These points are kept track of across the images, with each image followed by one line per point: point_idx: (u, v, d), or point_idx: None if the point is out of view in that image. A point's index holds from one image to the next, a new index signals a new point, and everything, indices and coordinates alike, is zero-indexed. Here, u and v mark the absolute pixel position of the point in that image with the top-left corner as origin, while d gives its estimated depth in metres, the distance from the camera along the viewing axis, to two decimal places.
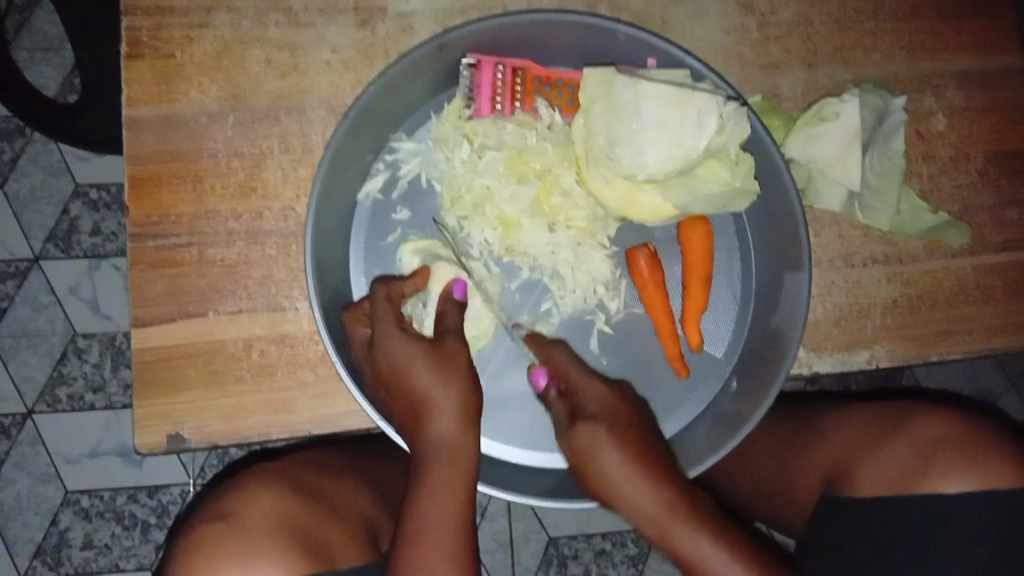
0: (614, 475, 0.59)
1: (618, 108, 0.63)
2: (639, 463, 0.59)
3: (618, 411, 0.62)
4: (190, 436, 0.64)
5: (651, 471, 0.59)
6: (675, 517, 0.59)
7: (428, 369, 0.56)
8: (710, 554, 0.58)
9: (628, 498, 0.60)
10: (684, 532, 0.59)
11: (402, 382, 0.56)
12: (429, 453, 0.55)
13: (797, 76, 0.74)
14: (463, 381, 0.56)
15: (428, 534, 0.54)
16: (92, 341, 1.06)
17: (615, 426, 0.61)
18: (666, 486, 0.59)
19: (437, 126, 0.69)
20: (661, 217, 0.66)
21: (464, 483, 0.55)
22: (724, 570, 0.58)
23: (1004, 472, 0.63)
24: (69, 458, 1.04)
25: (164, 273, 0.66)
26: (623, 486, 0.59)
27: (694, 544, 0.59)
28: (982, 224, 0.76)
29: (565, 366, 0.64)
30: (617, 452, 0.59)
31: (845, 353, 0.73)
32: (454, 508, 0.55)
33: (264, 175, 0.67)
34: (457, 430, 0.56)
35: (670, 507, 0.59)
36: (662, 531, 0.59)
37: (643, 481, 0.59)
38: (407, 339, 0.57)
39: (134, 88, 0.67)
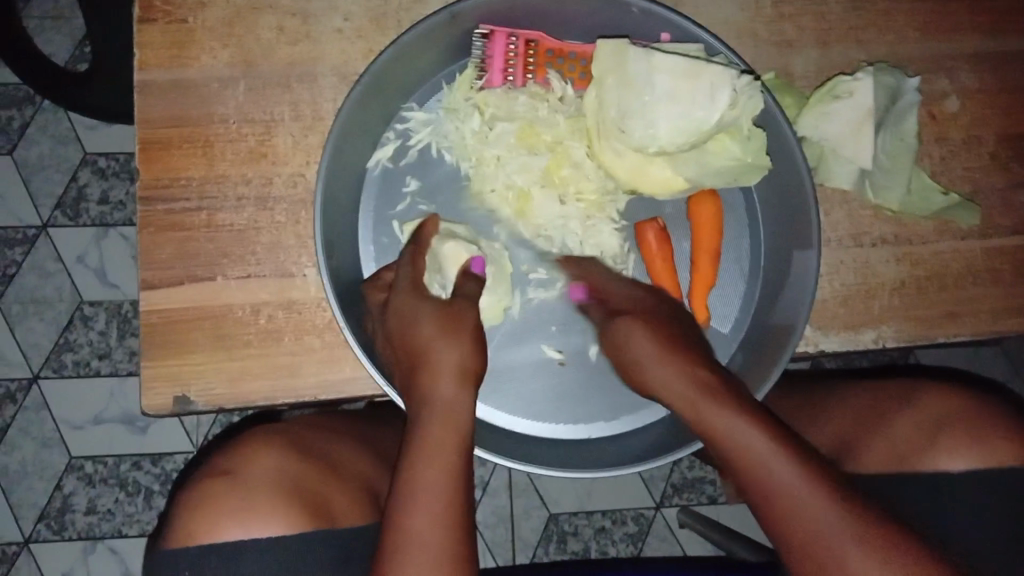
0: (638, 358, 0.61)
1: (631, 80, 0.63)
2: (666, 346, 0.59)
3: (647, 305, 0.64)
4: (197, 398, 0.64)
5: (675, 349, 0.59)
6: (703, 404, 0.56)
7: (430, 325, 0.56)
8: (743, 437, 0.53)
9: (663, 382, 0.59)
10: (706, 405, 0.56)
11: (406, 344, 0.57)
12: (426, 411, 0.55)
13: (811, 54, 0.73)
14: (464, 340, 0.56)
15: (415, 493, 0.52)
16: (98, 309, 1.06)
17: (639, 314, 0.63)
18: (690, 367, 0.58)
19: (448, 96, 0.69)
20: (671, 191, 0.66)
21: (457, 442, 0.54)
22: (740, 430, 0.54)
23: (1010, 446, 0.63)
24: (74, 424, 1.05)
25: (173, 236, 0.66)
26: (654, 371, 0.59)
27: (720, 418, 0.55)
28: (992, 207, 0.76)
29: (604, 284, 0.67)
30: (644, 333, 0.61)
31: (850, 331, 0.73)
32: (446, 470, 0.53)
33: (274, 141, 0.67)
34: (453, 387, 0.55)
35: (698, 385, 0.57)
36: (691, 405, 0.57)
37: (665, 359, 0.59)
38: (415, 302, 0.58)
39: (145, 52, 0.67)
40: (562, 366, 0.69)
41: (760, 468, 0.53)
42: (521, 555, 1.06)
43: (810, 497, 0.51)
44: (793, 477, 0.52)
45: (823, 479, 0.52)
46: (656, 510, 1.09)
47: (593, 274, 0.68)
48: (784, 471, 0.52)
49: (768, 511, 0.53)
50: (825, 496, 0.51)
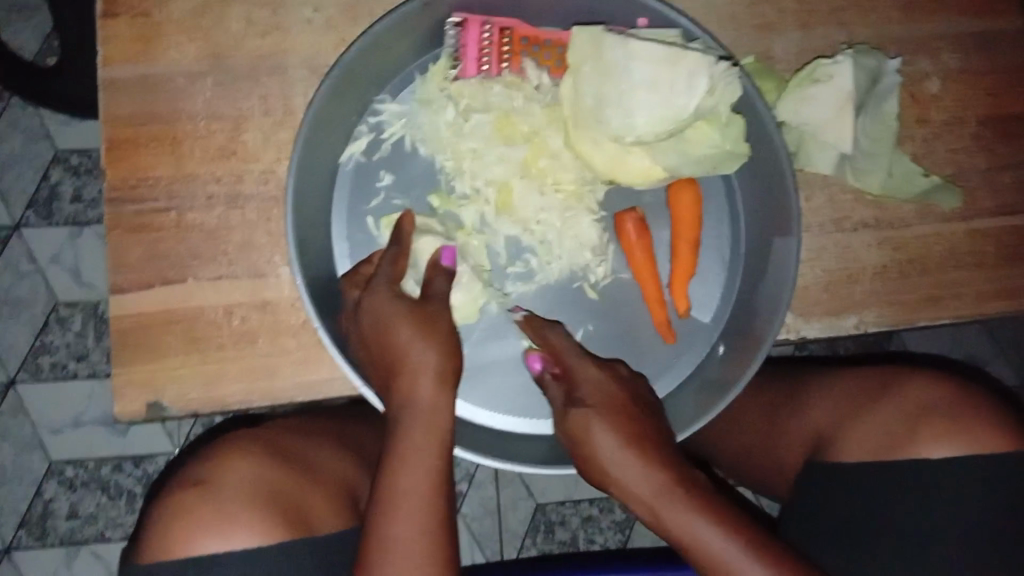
0: (606, 457, 0.57)
1: (608, 67, 0.62)
2: (627, 442, 0.57)
3: (613, 394, 0.59)
4: (171, 403, 0.63)
5: (646, 452, 0.56)
6: (677, 514, 0.55)
7: (408, 327, 0.54)
8: (724, 546, 0.54)
9: (629, 481, 0.56)
10: (687, 520, 0.55)
11: (382, 346, 0.55)
12: (406, 414, 0.54)
13: (790, 37, 0.72)
14: (444, 341, 0.55)
15: (399, 500, 0.52)
16: (75, 310, 1.05)
17: (606, 413, 0.58)
18: (664, 471, 0.56)
19: (422, 87, 0.68)
20: (650, 180, 0.65)
21: (438, 445, 0.54)
22: (737, 563, 0.54)
23: (991, 436, 0.63)
24: (52, 428, 1.03)
25: (142, 237, 0.64)
26: (619, 466, 0.56)
27: (706, 538, 0.54)
28: (975, 188, 0.75)
29: (566, 354, 0.62)
30: (611, 433, 0.57)
31: (834, 318, 0.72)
32: (429, 475, 0.53)
33: (243, 137, 0.65)
34: (432, 389, 0.54)
35: (673, 486, 0.55)
36: (668, 521, 0.55)
37: (636, 462, 0.56)
38: (391, 302, 0.56)
39: (109, 48, 0.65)
40: None
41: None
42: (509, 546, 1.06)
43: None
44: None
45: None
46: None
47: (555, 343, 0.62)
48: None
49: None
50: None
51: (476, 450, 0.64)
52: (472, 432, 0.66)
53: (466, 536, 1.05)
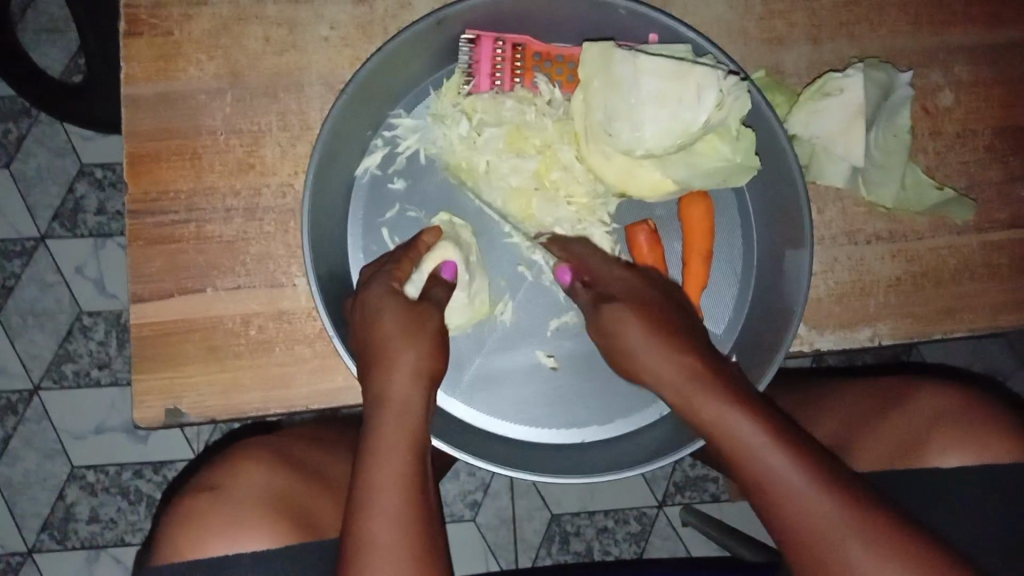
0: (628, 349, 0.56)
1: (618, 83, 0.62)
2: (646, 324, 0.55)
3: (633, 292, 0.58)
4: (188, 411, 0.65)
5: (669, 338, 0.54)
6: (676, 374, 0.53)
7: (392, 321, 0.55)
8: (748, 430, 0.50)
9: (655, 369, 0.54)
10: (707, 399, 0.52)
11: (367, 341, 0.55)
12: (379, 407, 0.54)
13: (801, 51, 0.73)
14: (427, 337, 0.55)
15: (371, 498, 0.52)
16: (98, 319, 1.07)
17: (632, 307, 0.56)
18: (685, 359, 0.53)
19: (436, 102, 0.69)
20: (660, 193, 0.66)
21: (411, 440, 0.53)
22: (754, 442, 0.49)
23: (1007, 447, 0.63)
24: (75, 434, 1.05)
25: (163, 249, 0.66)
26: (645, 358, 0.54)
27: (702, 402, 0.51)
28: (988, 201, 0.75)
29: (588, 263, 0.64)
30: (635, 323, 0.55)
31: (846, 330, 0.72)
32: (401, 470, 0.52)
33: (261, 151, 0.67)
34: (407, 383, 0.54)
35: (691, 375, 0.52)
36: (694, 410, 0.52)
37: (651, 341, 0.54)
38: (382, 297, 0.57)
39: (132, 65, 0.67)
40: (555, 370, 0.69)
41: (747, 451, 0.50)
42: (523, 556, 1.06)
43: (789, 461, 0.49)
44: (810, 500, 0.48)
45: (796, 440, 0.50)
46: (659, 508, 1.08)
47: (578, 258, 0.64)
48: (756, 429, 0.50)
49: (759, 494, 0.50)
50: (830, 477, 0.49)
51: (488, 457, 0.64)
52: (480, 438, 0.66)
53: (481, 545, 1.06)
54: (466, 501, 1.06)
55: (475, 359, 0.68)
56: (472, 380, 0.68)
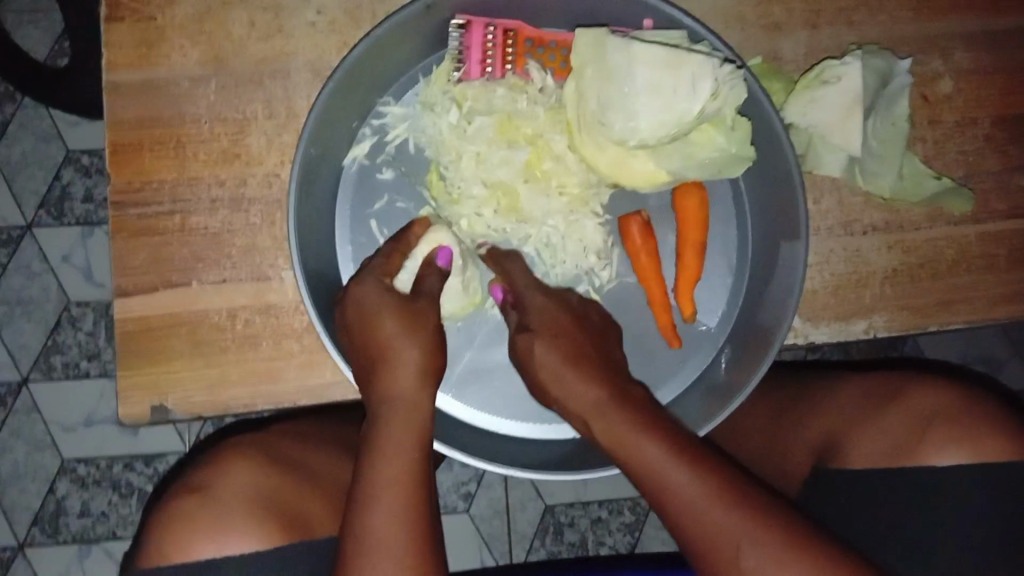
0: (548, 371, 0.56)
1: (611, 71, 0.61)
2: (567, 356, 0.55)
3: (556, 317, 0.59)
4: (175, 407, 0.64)
5: (585, 369, 0.54)
6: (610, 417, 0.52)
7: (395, 320, 0.54)
8: (656, 458, 0.50)
9: (571, 396, 0.54)
10: (624, 431, 0.52)
11: (366, 338, 0.55)
12: (388, 405, 0.54)
13: (798, 37, 0.71)
14: (431, 339, 0.55)
15: (377, 496, 0.51)
16: (86, 309, 1.05)
17: (550, 333, 0.57)
18: (601, 386, 0.53)
19: (425, 89, 0.67)
20: (654, 184, 0.64)
21: (419, 441, 0.53)
22: (662, 464, 0.50)
23: (998, 444, 0.62)
24: (65, 426, 1.04)
25: (147, 241, 0.64)
26: (561, 382, 0.55)
27: (632, 441, 0.51)
28: (987, 190, 0.74)
29: (516, 280, 0.64)
30: (547, 348, 0.56)
31: (843, 323, 0.71)
32: (410, 470, 0.52)
33: (247, 141, 0.65)
34: (414, 382, 0.54)
35: (604, 402, 0.53)
36: (607, 433, 0.52)
37: (572, 376, 0.54)
38: (381, 296, 0.56)
39: (114, 51, 0.65)
40: None
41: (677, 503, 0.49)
42: (517, 547, 1.06)
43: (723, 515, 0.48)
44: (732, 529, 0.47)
45: (734, 486, 0.49)
46: None
47: (509, 271, 0.64)
48: (693, 481, 0.49)
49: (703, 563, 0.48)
50: (745, 506, 0.48)
51: (477, 454, 0.63)
52: (470, 434, 0.66)
53: (475, 537, 1.05)
54: (459, 492, 1.05)
55: (465, 354, 0.67)
56: (462, 374, 0.67)
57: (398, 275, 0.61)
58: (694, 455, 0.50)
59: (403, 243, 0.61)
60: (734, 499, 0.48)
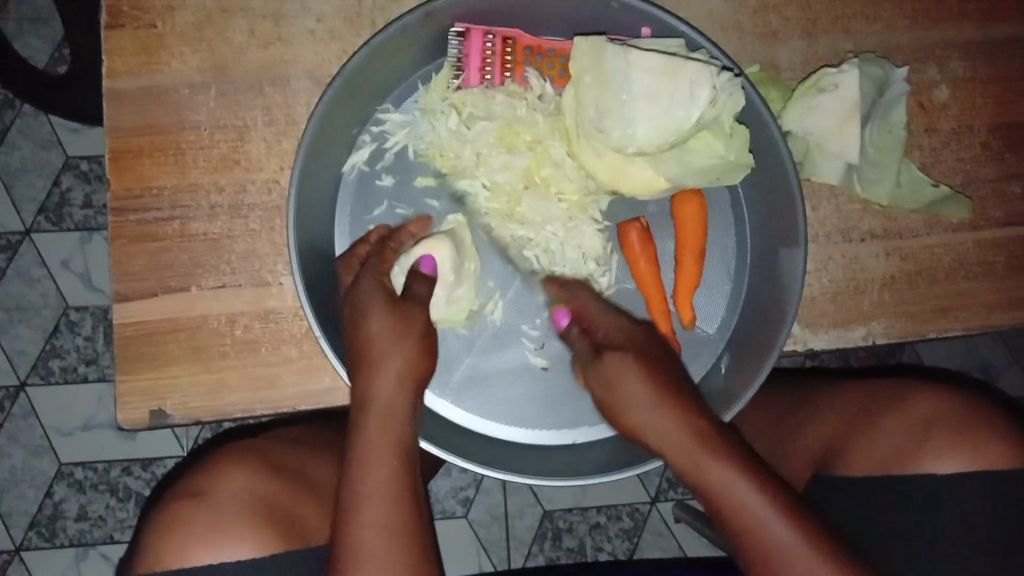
0: (633, 402, 0.56)
1: (609, 79, 0.61)
2: (661, 391, 0.56)
3: (640, 346, 0.59)
4: (173, 412, 0.64)
5: (676, 401, 0.55)
6: (703, 457, 0.53)
7: (376, 325, 0.54)
8: (753, 502, 0.52)
9: (659, 429, 0.55)
10: (720, 474, 0.53)
11: (356, 339, 0.55)
12: (365, 412, 0.54)
13: (796, 45, 0.72)
14: (412, 341, 0.55)
15: (360, 503, 0.52)
16: (84, 314, 1.05)
17: (641, 360, 0.57)
18: (691, 423, 0.54)
19: (424, 96, 0.68)
20: (651, 191, 0.65)
21: (396, 446, 0.53)
22: (755, 508, 0.52)
23: (1000, 451, 0.63)
24: (62, 431, 1.04)
25: (146, 247, 0.64)
26: (650, 417, 0.55)
27: (729, 484, 0.52)
28: (984, 198, 0.75)
29: (584, 303, 0.64)
30: (641, 380, 0.56)
31: (841, 330, 0.72)
32: (390, 477, 0.52)
33: (246, 147, 0.66)
34: (392, 388, 0.54)
35: (693, 439, 0.54)
36: (693, 470, 0.54)
37: (665, 410, 0.55)
38: (370, 295, 0.56)
39: (114, 58, 0.65)
40: (546, 371, 0.68)
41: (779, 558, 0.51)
42: (516, 553, 1.06)
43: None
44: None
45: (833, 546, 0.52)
46: (651, 504, 1.08)
47: (578, 301, 0.65)
48: (795, 539, 0.51)
49: None
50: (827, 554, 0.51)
51: (476, 459, 0.63)
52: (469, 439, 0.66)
53: (472, 543, 1.05)
54: (457, 498, 1.05)
55: (465, 360, 0.67)
56: (461, 379, 0.67)
57: (393, 278, 0.62)
58: (791, 507, 0.52)
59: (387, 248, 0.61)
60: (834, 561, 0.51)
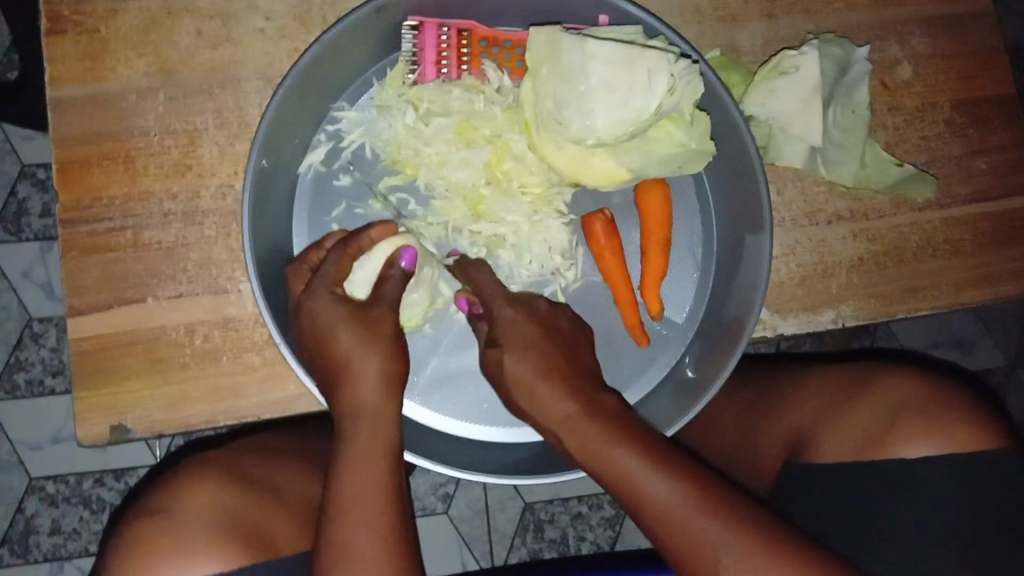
0: (519, 384, 0.55)
1: (566, 70, 0.60)
2: (543, 369, 0.54)
3: (526, 328, 0.57)
4: (134, 426, 0.62)
5: (556, 381, 0.54)
6: (585, 429, 0.51)
7: (349, 332, 0.54)
8: (628, 462, 0.49)
9: (541, 411, 0.54)
10: (599, 443, 0.50)
11: (326, 355, 0.54)
12: (351, 418, 0.54)
13: (756, 28, 0.71)
14: (391, 347, 0.55)
15: (350, 506, 0.51)
16: (48, 326, 1.03)
17: (519, 345, 0.56)
18: (574, 398, 0.53)
19: (380, 94, 0.66)
20: (615, 182, 0.64)
21: (386, 448, 0.53)
22: (641, 476, 0.48)
23: (968, 435, 0.63)
24: (31, 445, 1.02)
25: (99, 258, 0.63)
26: (537, 397, 0.53)
27: (609, 452, 0.50)
28: (949, 175, 0.74)
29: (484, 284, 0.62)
30: (518, 362, 0.55)
31: (809, 313, 0.71)
32: (381, 480, 0.52)
33: (198, 152, 0.64)
34: (377, 393, 0.54)
35: (579, 415, 0.52)
36: (579, 446, 0.51)
37: (547, 389, 0.53)
38: (332, 306, 0.55)
39: (58, 65, 0.63)
40: None
41: (664, 517, 0.47)
42: (498, 547, 1.05)
43: (702, 516, 0.46)
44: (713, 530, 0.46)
45: (730, 505, 0.47)
46: None
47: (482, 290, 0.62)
48: (673, 488, 0.47)
49: None
50: (725, 512, 0.47)
51: (446, 460, 0.62)
52: (440, 441, 0.65)
53: (454, 539, 1.04)
54: (437, 494, 1.05)
55: (431, 360, 0.66)
56: (429, 380, 0.66)
57: (353, 275, 0.59)
58: (672, 464, 0.49)
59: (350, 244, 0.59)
60: (714, 502, 0.47)
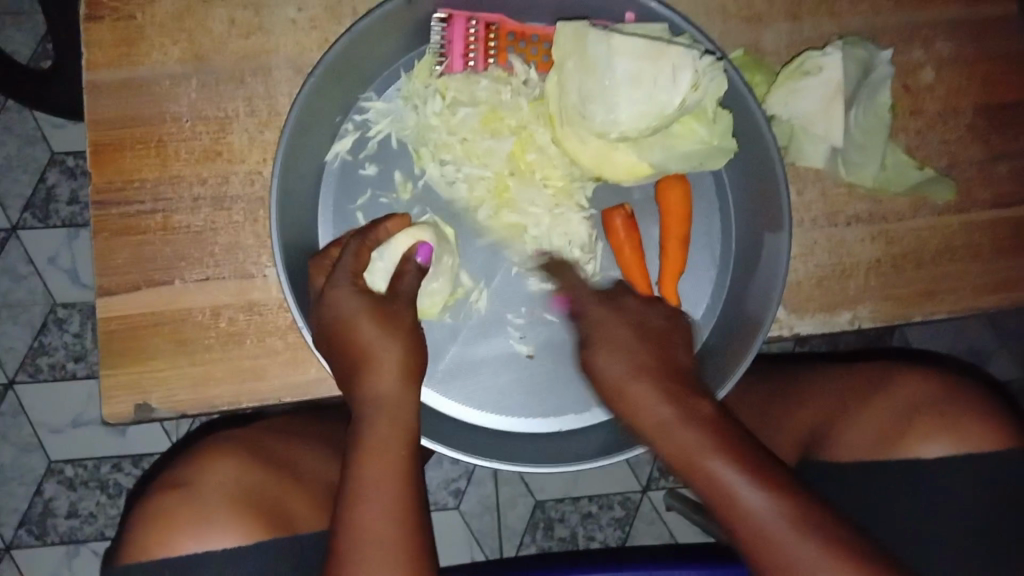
0: (611, 382, 0.56)
1: (592, 63, 0.61)
2: (636, 371, 0.55)
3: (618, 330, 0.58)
4: (158, 406, 0.63)
5: (655, 384, 0.54)
6: (677, 433, 0.52)
7: (370, 323, 0.54)
8: (718, 468, 0.50)
9: (634, 412, 0.54)
10: (688, 447, 0.51)
11: (345, 344, 0.55)
12: (369, 409, 0.54)
13: (780, 28, 0.71)
14: (409, 338, 0.56)
15: (367, 493, 0.52)
16: (72, 311, 1.05)
17: (620, 347, 0.56)
18: (670, 402, 0.53)
19: (406, 84, 0.67)
20: (636, 176, 0.65)
21: (403, 437, 0.54)
22: (728, 482, 0.50)
23: (983, 436, 0.64)
24: (52, 428, 1.03)
25: (128, 240, 0.64)
26: (628, 397, 0.54)
27: (698, 459, 0.50)
28: (970, 180, 0.74)
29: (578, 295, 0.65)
30: (620, 359, 0.56)
31: (827, 314, 0.72)
32: (399, 470, 0.53)
33: (228, 138, 0.65)
34: (394, 384, 0.54)
35: (676, 422, 0.52)
36: (668, 450, 0.52)
37: (642, 393, 0.54)
38: (354, 299, 0.55)
39: (94, 49, 0.65)
40: (530, 359, 0.68)
41: (752, 531, 0.49)
42: (508, 543, 1.06)
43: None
44: (809, 559, 0.48)
45: (813, 523, 0.48)
46: (642, 494, 1.08)
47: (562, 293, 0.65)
48: (766, 505, 0.49)
49: None
50: (811, 527, 0.48)
51: (462, 446, 0.63)
52: (455, 428, 0.65)
53: (464, 534, 1.05)
54: (449, 489, 1.05)
55: (450, 348, 0.67)
56: (446, 367, 0.67)
57: (370, 266, 0.60)
58: (760, 478, 0.50)
59: (368, 238, 0.59)
60: (795, 517, 0.48)
